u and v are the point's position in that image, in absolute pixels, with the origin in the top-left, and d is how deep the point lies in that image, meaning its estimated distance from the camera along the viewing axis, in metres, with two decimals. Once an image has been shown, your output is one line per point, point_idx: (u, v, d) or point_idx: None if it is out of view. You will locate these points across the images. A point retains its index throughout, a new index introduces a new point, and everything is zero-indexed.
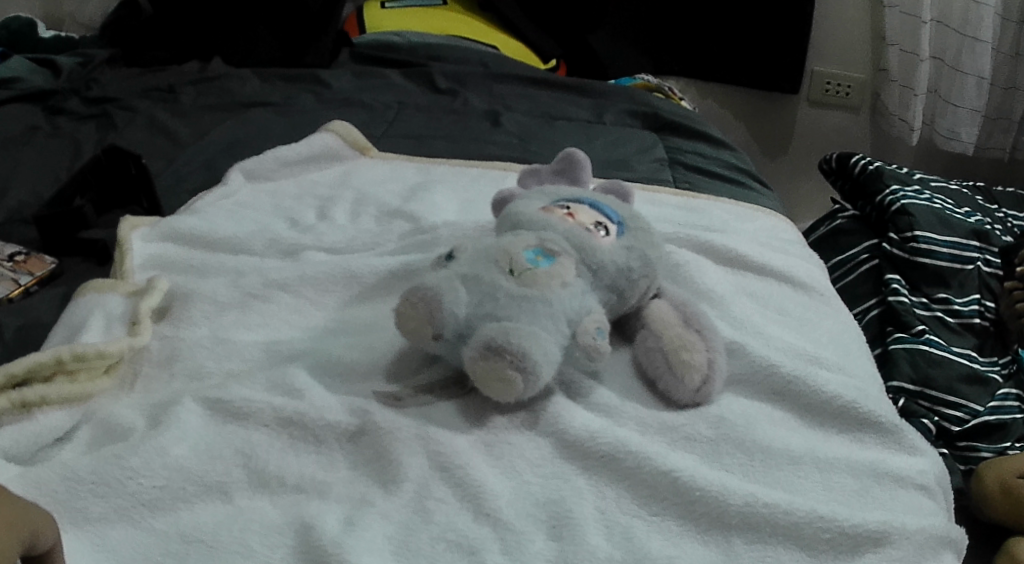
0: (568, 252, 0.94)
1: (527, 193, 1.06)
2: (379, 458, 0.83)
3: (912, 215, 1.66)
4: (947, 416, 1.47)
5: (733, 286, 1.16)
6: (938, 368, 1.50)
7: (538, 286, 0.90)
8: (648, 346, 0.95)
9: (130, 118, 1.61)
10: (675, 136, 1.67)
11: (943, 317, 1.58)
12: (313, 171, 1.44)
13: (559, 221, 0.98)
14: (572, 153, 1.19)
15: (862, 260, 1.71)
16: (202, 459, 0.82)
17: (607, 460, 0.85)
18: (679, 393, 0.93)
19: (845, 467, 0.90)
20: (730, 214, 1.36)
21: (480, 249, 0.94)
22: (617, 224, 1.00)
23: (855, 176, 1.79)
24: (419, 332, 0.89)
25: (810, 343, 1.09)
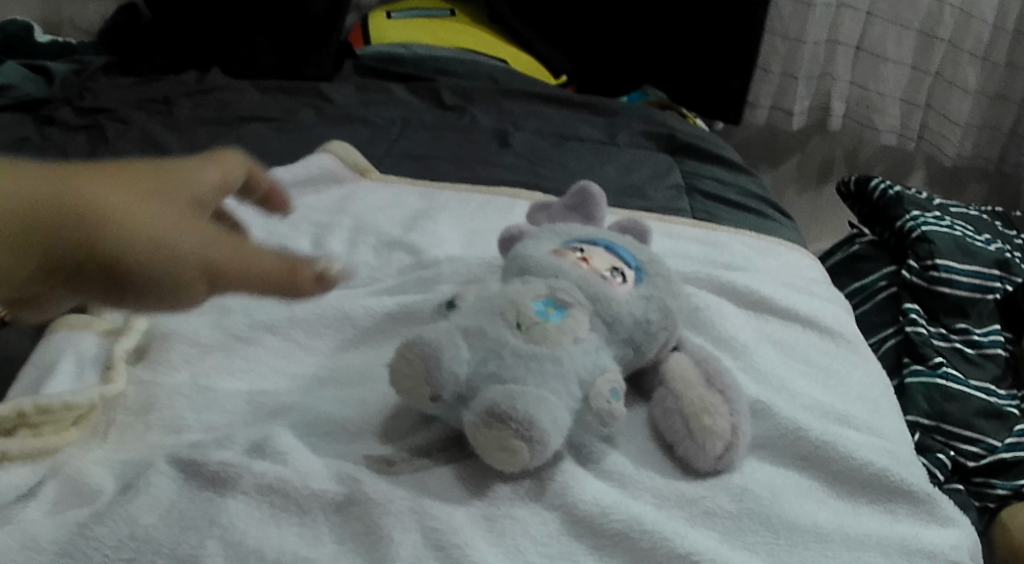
0: (581, 303, 0.87)
1: (537, 232, 0.99)
2: (368, 533, 0.75)
3: (931, 242, 1.58)
4: (964, 451, 1.39)
5: (755, 333, 1.09)
6: (957, 403, 1.41)
7: (548, 343, 0.83)
8: (666, 407, 0.88)
9: (122, 131, 1.54)
10: (692, 159, 1.60)
11: (962, 348, 1.51)
12: (310, 194, 1.36)
13: (572, 267, 0.90)
14: (587, 187, 1.12)
15: (880, 287, 1.64)
16: (174, 529, 0.74)
17: (620, 541, 0.77)
18: (699, 460, 0.85)
19: (874, 545, 0.82)
20: (751, 249, 1.29)
21: (486, 298, 0.87)
22: (634, 269, 0.93)
23: (873, 200, 1.70)
24: (416, 393, 0.81)
25: (839, 398, 1.02)
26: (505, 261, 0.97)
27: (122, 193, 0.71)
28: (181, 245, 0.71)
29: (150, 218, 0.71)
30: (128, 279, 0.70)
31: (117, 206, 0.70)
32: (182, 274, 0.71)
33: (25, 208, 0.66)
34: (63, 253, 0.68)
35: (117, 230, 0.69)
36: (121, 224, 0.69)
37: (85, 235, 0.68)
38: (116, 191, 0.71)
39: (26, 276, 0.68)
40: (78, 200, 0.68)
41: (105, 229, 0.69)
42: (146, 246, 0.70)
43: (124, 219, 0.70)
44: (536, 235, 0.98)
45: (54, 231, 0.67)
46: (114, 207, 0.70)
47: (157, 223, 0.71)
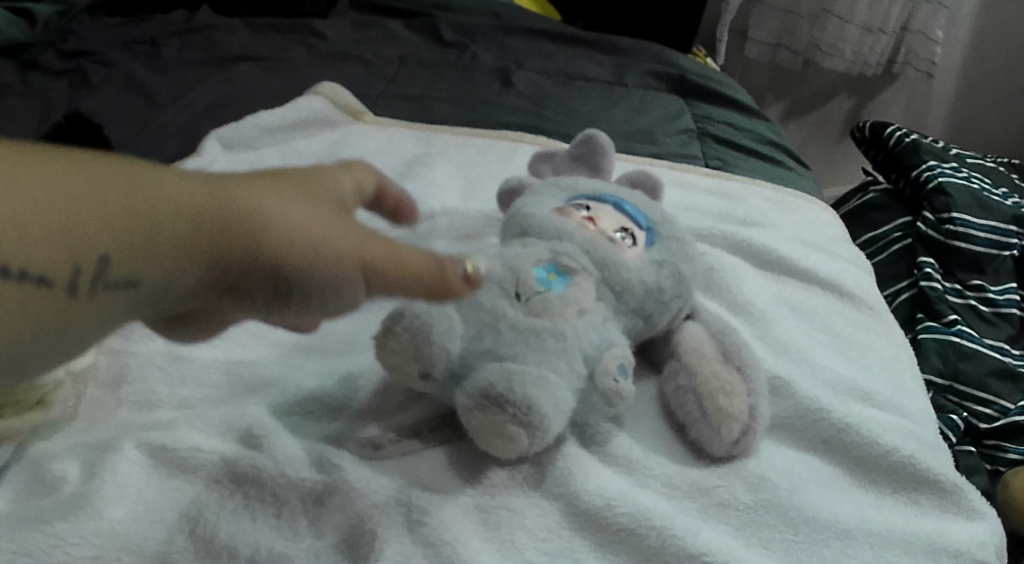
0: (587, 270, 0.79)
1: (538, 186, 0.90)
2: (350, 528, 0.69)
3: (948, 195, 1.49)
4: (977, 413, 1.29)
5: (773, 297, 1.01)
6: (971, 363, 1.32)
7: (550, 316, 0.75)
8: (678, 384, 0.81)
9: (105, 75, 1.39)
10: (704, 102, 1.49)
11: (977, 306, 1.42)
12: (299, 139, 1.27)
13: (577, 228, 0.82)
14: (595, 135, 1.02)
15: (895, 238, 1.55)
16: (142, 524, 0.68)
17: (625, 537, 0.71)
18: (713, 445, 0.78)
19: (898, 542, 0.76)
20: (769, 203, 1.20)
21: (483, 262, 0.79)
22: (645, 230, 0.84)
23: (889, 147, 1.63)
24: (405, 370, 0.74)
25: (861, 372, 0.95)
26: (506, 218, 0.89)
27: (282, 192, 0.62)
28: (344, 245, 0.63)
29: (316, 218, 0.62)
30: (300, 287, 0.62)
31: (288, 214, 0.61)
32: (344, 277, 0.63)
33: (198, 221, 0.58)
34: (239, 268, 0.60)
35: (287, 238, 0.61)
36: (291, 231, 0.61)
37: (261, 246, 0.60)
38: (277, 193, 0.61)
39: (202, 292, 0.60)
40: (250, 209, 0.59)
41: (282, 241, 0.61)
42: (317, 253, 0.62)
43: (290, 232, 0.61)
44: (537, 190, 0.89)
45: (229, 243, 0.59)
46: (281, 212, 0.61)
47: (323, 222, 0.62)
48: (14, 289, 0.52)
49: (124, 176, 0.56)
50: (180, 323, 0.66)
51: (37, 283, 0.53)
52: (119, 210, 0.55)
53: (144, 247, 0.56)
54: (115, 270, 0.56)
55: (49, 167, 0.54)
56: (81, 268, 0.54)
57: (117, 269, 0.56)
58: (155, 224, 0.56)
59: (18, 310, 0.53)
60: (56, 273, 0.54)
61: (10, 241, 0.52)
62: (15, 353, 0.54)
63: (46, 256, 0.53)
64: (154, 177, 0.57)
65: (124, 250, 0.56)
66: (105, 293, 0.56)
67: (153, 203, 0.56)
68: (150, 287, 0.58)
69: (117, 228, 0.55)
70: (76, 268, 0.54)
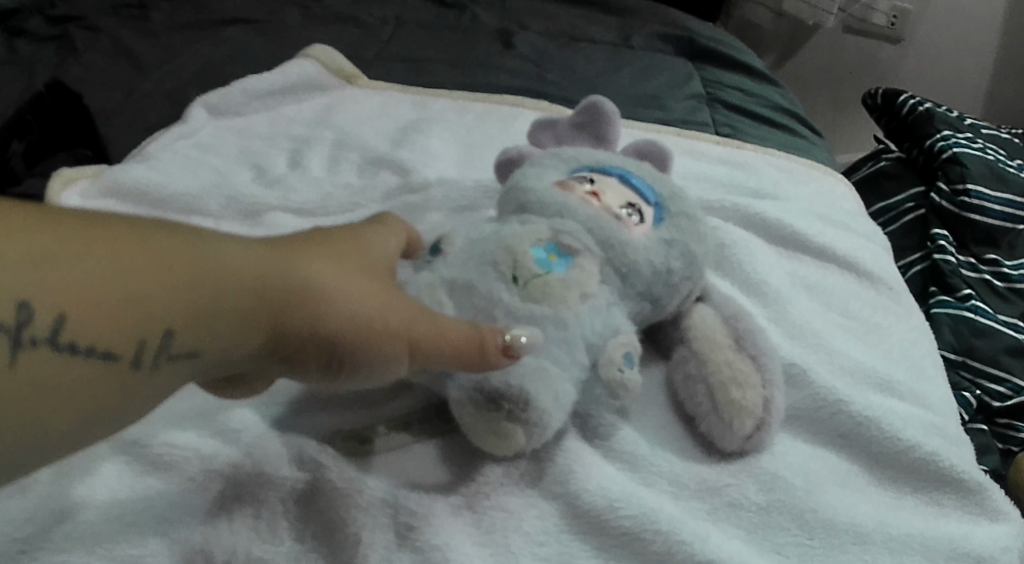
0: (590, 250, 0.74)
1: (539, 156, 0.84)
2: (331, 532, 0.65)
3: (963, 165, 1.38)
4: (990, 391, 1.20)
5: (787, 276, 0.96)
6: (984, 339, 1.22)
7: (551, 302, 0.70)
8: (687, 373, 0.76)
9: (92, 39, 1.29)
10: (713, 66, 1.42)
11: (991, 281, 1.31)
12: (289, 104, 1.20)
13: (580, 204, 0.76)
14: (599, 103, 0.94)
15: (907, 209, 1.43)
16: (113, 527, 0.64)
17: (630, 541, 0.67)
18: (724, 441, 0.74)
19: (918, 548, 0.72)
20: (783, 173, 1.14)
21: (479, 240, 0.74)
22: (653, 205, 0.78)
23: (902, 116, 1.50)
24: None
25: (880, 359, 0.89)
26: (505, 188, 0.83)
27: (338, 267, 0.61)
28: (391, 320, 0.61)
29: (371, 291, 0.61)
30: (353, 362, 0.61)
31: (343, 290, 0.60)
32: (389, 352, 0.62)
33: (259, 296, 0.58)
34: (296, 342, 0.59)
35: (340, 315, 0.60)
36: (342, 305, 0.60)
37: (318, 321, 0.59)
38: (330, 266, 0.61)
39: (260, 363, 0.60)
40: (305, 285, 0.59)
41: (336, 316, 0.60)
42: (372, 327, 0.60)
43: (343, 308, 0.60)
44: (538, 159, 0.83)
45: (287, 317, 0.58)
46: (334, 286, 0.60)
47: (377, 297, 0.61)
48: (81, 364, 0.54)
49: (187, 252, 0.57)
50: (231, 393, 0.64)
51: (102, 358, 0.54)
52: (184, 286, 0.56)
53: (206, 321, 0.57)
54: (176, 343, 0.56)
55: (117, 247, 0.55)
56: (146, 342, 0.55)
57: (181, 341, 0.56)
58: (213, 296, 0.57)
59: (84, 383, 0.54)
60: (122, 347, 0.55)
61: (78, 318, 0.53)
62: (81, 423, 0.55)
63: (112, 332, 0.54)
64: (218, 254, 0.57)
65: (185, 323, 0.56)
66: (168, 364, 0.57)
67: (213, 278, 0.57)
68: (209, 356, 0.58)
69: (179, 304, 0.56)
70: (141, 341, 0.55)
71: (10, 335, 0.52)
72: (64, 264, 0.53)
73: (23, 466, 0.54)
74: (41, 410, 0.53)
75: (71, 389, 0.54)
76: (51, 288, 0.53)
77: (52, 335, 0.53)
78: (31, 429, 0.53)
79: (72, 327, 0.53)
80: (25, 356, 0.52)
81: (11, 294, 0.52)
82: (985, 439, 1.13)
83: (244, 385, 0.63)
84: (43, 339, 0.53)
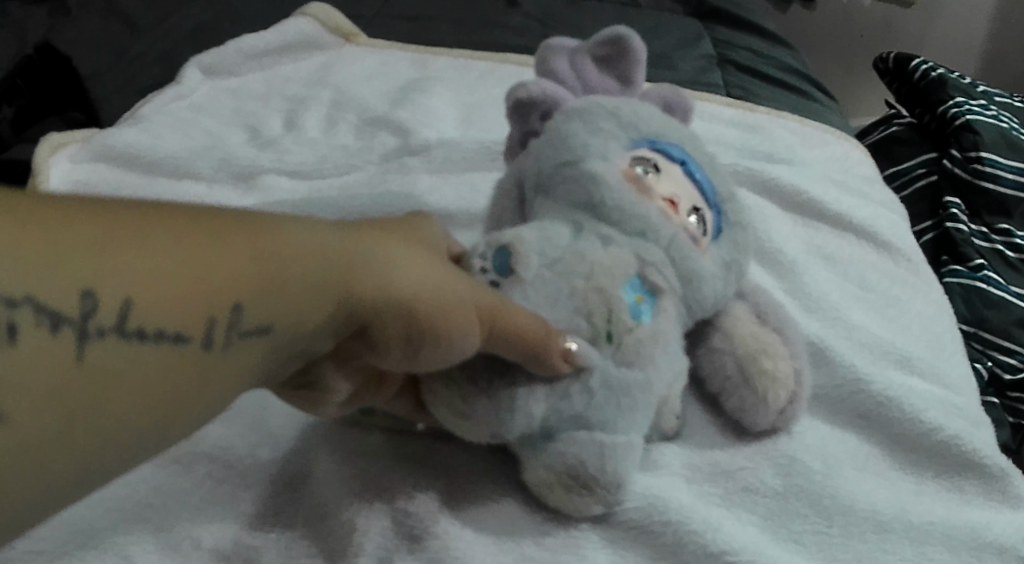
0: (672, 289, 0.68)
1: (587, 109, 0.71)
2: (322, 514, 0.65)
3: (977, 132, 1.31)
4: (1001, 362, 1.13)
5: (804, 246, 0.92)
6: (996, 310, 1.16)
7: (641, 365, 0.64)
8: (710, 345, 0.73)
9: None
10: (720, 26, 1.33)
11: (1004, 252, 1.24)
12: (286, 64, 1.15)
13: (664, 223, 0.67)
14: (627, 35, 0.78)
15: (917, 175, 1.36)
16: (97, 514, 0.64)
17: (639, 535, 0.66)
18: (757, 415, 0.72)
19: (941, 534, 0.71)
20: (796, 136, 1.09)
21: (562, 265, 0.63)
22: (712, 210, 0.71)
23: (913, 81, 1.43)
24: (470, 433, 0.63)
25: (902, 335, 0.86)
26: (543, 139, 0.71)
27: (400, 238, 0.55)
28: (461, 286, 0.55)
29: (435, 261, 0.55)
30: (435, 340, 0.54)
31: (410, 257, 0.53)
32: (468, 324, 0.55)
33: (331, 263, 0.51)
34: (372, 311, 0.52)
35: (415, 282, 0.53)
36: (413, 271, 0.53)
37: (391, 285, 0.52)
38: (391, 237, 0.54)
39: (329, 343, 0.53)
40: (373, 253, 0.52)
41: (410, 280, 0.53)
42: (449, 297, 0.54)
43: (415, 274, 0.53)
44: (591, 117, 0.70)
45: (358, 282, 0.51)
46: (399, 253, 0.53)
47: (443, 265, 0.55)
48: (150, 351, 0.47)
49: (249, 224, 0.50)
50: (309, 403, 0.59)
51: (172, 342, 0.47)
52: (249, 255, 0.49)
53: (277, 292, 0.50)
54: (248, 319, 0.49)
55: (177, 221, 0.48)
56: (216, 319, 0.48)
57: (253, 316, 0.49)
58: (284, 267, 0.50)
59: (156, 372, 0.47)
60: (192, 328, 0.48)
61: (146, 297, 0.46)
62: (152, 421, 0.47)
63: (180, 310, 0.47)
64: (279, 223, 0.51)
65: (257, 296, 0.49)
66: (241, 344, 0.49)
67: (281, 249, 0.50)
68: (282, 334, 0.51)
69: (250, 274, 0.49)
70: (212, 319, 0.48)
71: (75, 328, 0.45)
72: (126, 242, 0.46)
73: (87, 480, 0.47)
74: (113, 408, 0.46)
75: (140, 381, 0.47)
76: (112, 268, 0.46)
77: (119, 322, 0.46)
78: (95, 433, 0.46)
79: (138, 310, 0.46)
80: (92, 350, 0.45)
81: (72, 280, 0.45)
82: (998, 411, 1.06)
83: (319, 383, 0.56)
84: (110, 328, 0.46)
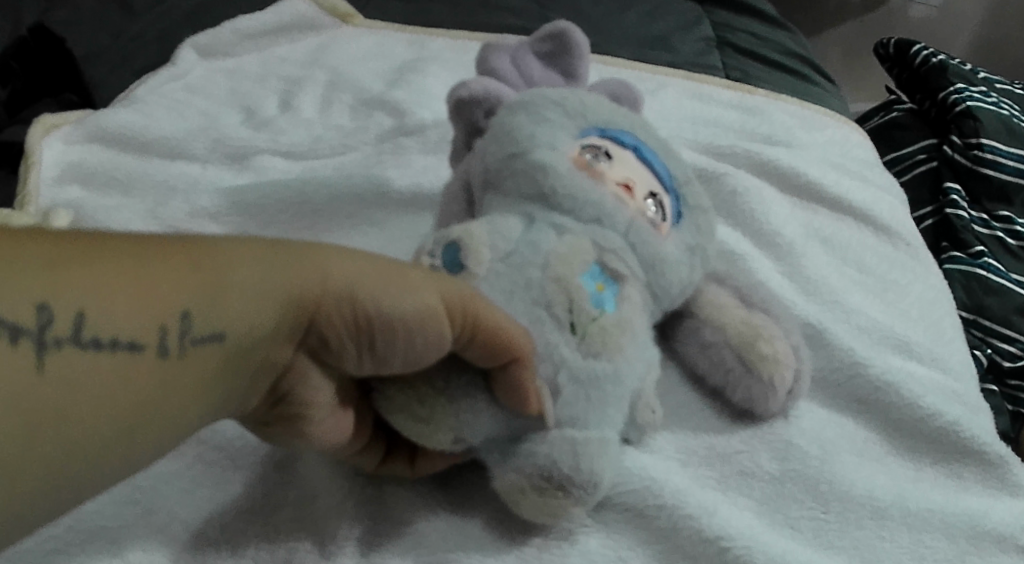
0: (634, 274, 0.67)
1: (532, 100, 0.71)
2: (311, 497, 0.64)
3: (977, 119, 1.29)
4: (1001, 350, 1.12)
5: (802, 229, 0.91)
6: (997, 297, 1.15)
7: (610, 355, 0.63)
8: (703, 340, 0.72)
9: None
10: (722, 9, 1.28)
11: (1004, 239, 1.23)
12: (282, 44, 1.13)
13: (619, 205, 0.67)
14: (566, 32, 0.79)
15: (918, 161, 1.34)
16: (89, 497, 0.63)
17: (632, 518, 0.66)
18: (766, 403, 0.71)
19: (938, 523, 0.71)
20: (796, 119, 1.07)
21: (515, 259, 0.64)
22: (670, 195, 0.71)
23: (913, 67, 1.41)
24: (431, 441, 0.61)
25: (899, 319, 0.86)
26: (488, 135, 0.71)
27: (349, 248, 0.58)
28: (416, 281, 0.58)
29: (385, 265, 0.58)
30: (382, 332, 0.57)
31: (357, 261, 0.57)
32: (430, 322, 0.57)
33: (266, 270, 0.55)
34: (324, 308, 0.56)
35: (362, 280, 0.56)
36: (363, 273, 0.56)
37: (339, 283, 0.56)
38: (340, 248, 0.58)
39: (286, 344, 0.56)
40: (321, 259, 0.56)
41: (358, 282, 0.56)
42: (396, 297, 0.56)
43: (365, 275, 0.57)
44: (537, 108, 0.70)
45: (307, 286, 0.55)
46: (346, 257, 0.57)
47: (394, 265, 0.58)
48: (108, 360, 0.50)
49: (195, 245, 0.54)
50: (282, 423, 0.61)
51: (128, 349, 0.51)
52: (197, 269, 0.53)
53: (222, 299, 0.53)
54: (200, 324, 0.53)
55: (122, 241, 0.51)
56: (168, 327, 0.52)
57: (204, 321, 0.53)
58: (229, 276, 0.54)
59: (115, 380, 0.51)
60: (147, 336, 0.51)
61: (100, 310, 0.50)
62: (114, 427, 0.51)
63: (133, 320, 0.51)
64: (225, 239, 0.55)
65: (206, 303, 0.53)
66: (196, 350, 0.53)
67: (227, 262, 0.54)
68: (238, 339, 0.54)
69: (192, 285, 0.53)
70: (163, 327, 0.52)
71: (35, 340, 0.48)
72: (75, 261, 0.50)
73: (53, 489, 0.50)
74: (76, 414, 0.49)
75: (100, 390, 0.50)
76: (67, 284, 0.49)
77: (74, 332, 0.49)
78: (58, 440, 0.49)
79: (93, 321, 0.50)
80: (51, 359, 0.49)
81: (29, 296, 0.48)
82: (999, 399, 1.05)
83: (286, 398, 0.59)
84: (67, 338, 0.49)
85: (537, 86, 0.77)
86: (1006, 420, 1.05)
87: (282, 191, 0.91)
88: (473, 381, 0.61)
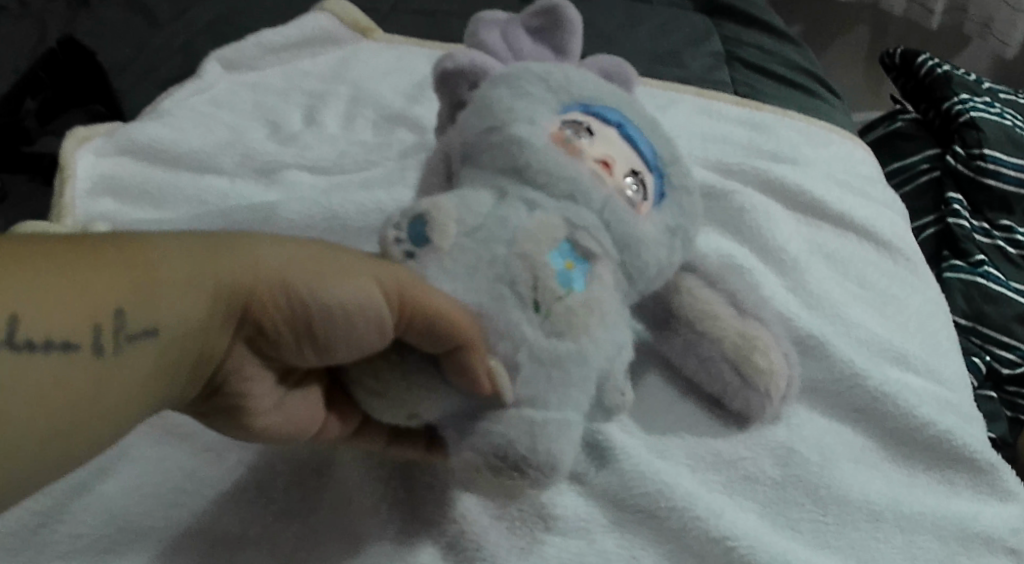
0: (607, 253, 0.68)
1: (517, 75, 0.73)
2: (343, 501, 0.69)
3: (980, 129, 1.34)
4: (999, 357, 1.17)
5: (806, 245, 0.95)
6: (996, 305, 1.19)
7: (574, 336, 0.65)
8: (701, 348, 0.76)
9: None
10: (730, 23, 1.32)
11: (1004, 248, 1.27)
12: (303, 57, 1.17)
13: (594, 180, 0.69)
14: (559, 6, 0.80)
15: (922, 170, 1.38)
16: (136, 499, 0.68)
17: (645, 518, 0.70)
18: (761, 409, 0.76)
19: (930, 527, 0.75)
20: (802, 135, 1.12)
21: (482, 232, 0.65)
22: (653, 174, 0.73)
23: (918, 77, 1.45)
24: (389, 414, 0.64)
25: (897, 333, 0.90)
26: (471, 108, 0.73)
27: (277, 241, 0.62)
28: (351, 270, 0.61)
29: (313, 256, 0.61)
30: (317, 315, 0.61)
31: (283, 253, 0.61)
32: (365, 310, 0.61)
33: (189, 266, 0.58)
34: (257, 297, 0.60)
35: (288, 271, 0.60)
36: (289, 265, 0.60)
37: (266, 274, 0.60)
38: (270, 243, 0.61)
39: (227, 333, 0.61)
40: (249, 253, 0.60)
41: (284, 273, 0.60)
42: (332, 286, 0.61)
43: (294, 268, 0.61)
44: (522, 83, 0.72)
45: (236, 279, 0.59)
46: (273, 251, 0.61)
47: (320, 256, 0.62)
48: (45, 359, 0.54)
49: (121, 246, 0.57)
50: (230, 412, 0.65)
51: (63, 349, 0.54)
52: (124, 269, 0.57)
53: (153, 296, 0.57)
54: (132, 321, 0.57)
55: (45, 244, 0.55)
56: (101, 325, 0.55)
57: (137, 317, 0.57)
58: (156, 274, 0.57)
59: (49, 380, 0.54)
60: (80, 335, 0.55)
61: (31, 314, 0.53)
62: (57, 420, 0.54)
63: (65, 320, 0.54)
64: (149, 239, 0.58)
65: (136, 299, 0.57)
66: (131, 346, 0.57)
67: (154, 261, 0.57)
68: (173, 332, 0.58)
69: (119, 285, 0.56)
70: (96, 327, 0.55)
71: None
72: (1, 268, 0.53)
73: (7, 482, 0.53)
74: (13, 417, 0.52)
75: (39, 388, 0.54)
76: None
77: (8, 337, 0.52)
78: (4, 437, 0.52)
79: (26, 324, 0.53)
80: None
81: None
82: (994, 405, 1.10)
83: (226, 387, 0.63)
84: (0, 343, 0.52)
85: (526, 59, 0.78)
86: (1003, 426, 1.09)
87: (307, 204, 0.95)
88: (425, 360, 0.63)
